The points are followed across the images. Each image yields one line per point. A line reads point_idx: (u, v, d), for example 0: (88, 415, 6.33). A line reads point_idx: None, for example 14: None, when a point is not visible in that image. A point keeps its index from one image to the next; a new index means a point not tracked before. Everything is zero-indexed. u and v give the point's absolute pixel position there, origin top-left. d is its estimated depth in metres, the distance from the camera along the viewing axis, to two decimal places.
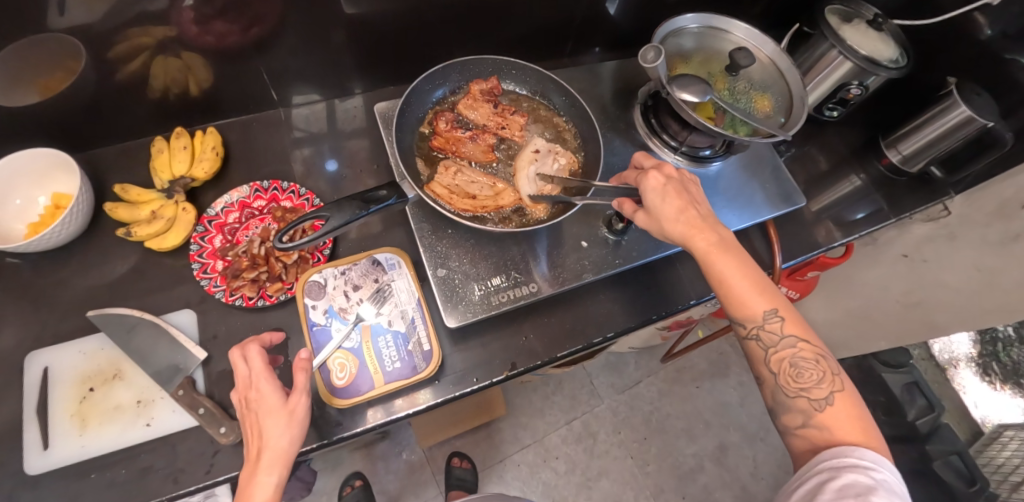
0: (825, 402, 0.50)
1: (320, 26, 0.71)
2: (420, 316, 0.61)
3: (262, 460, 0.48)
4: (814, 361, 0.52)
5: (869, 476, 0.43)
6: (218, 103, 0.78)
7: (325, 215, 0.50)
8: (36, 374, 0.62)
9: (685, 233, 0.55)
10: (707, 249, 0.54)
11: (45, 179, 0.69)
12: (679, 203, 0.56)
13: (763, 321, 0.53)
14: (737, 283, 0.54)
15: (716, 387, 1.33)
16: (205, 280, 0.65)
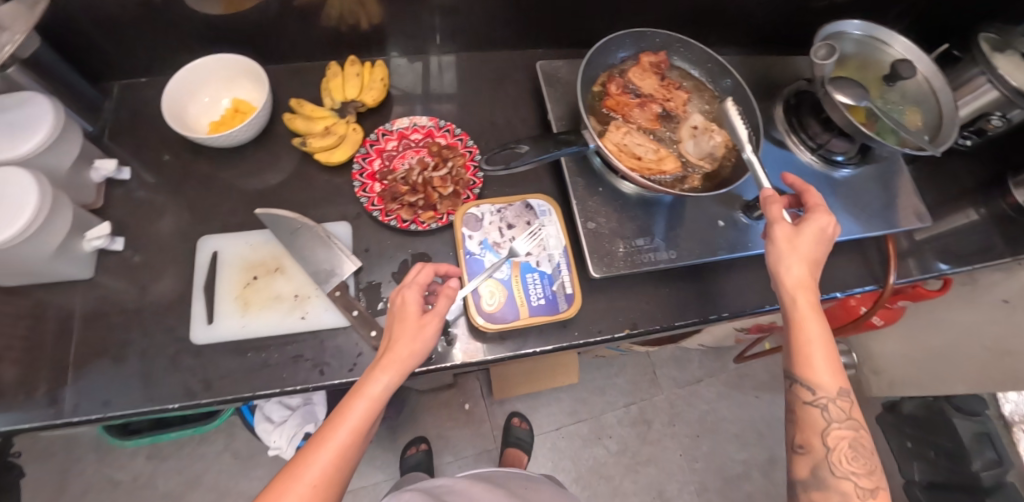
0: (868, 491, 0.50)
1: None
2: (564, 262, 0.66)
3: (385, 359, 0.51)
4: (865, 451, 0.51)
5: None
6: (381, 39, 0.82)
7: (524, 146, 0.62)
8: (207, 256, 0.69)
9: (804, 281, 0.54)
10: (811, 308, 0.53)
11: (230, 83, 0.75)
12: (808, 253, 0.55)
13: (835, 395, 0.51)
14: (820, 351, 0.52)
15: (776, 401, 1.33)
16: (364, 198, 0.70)
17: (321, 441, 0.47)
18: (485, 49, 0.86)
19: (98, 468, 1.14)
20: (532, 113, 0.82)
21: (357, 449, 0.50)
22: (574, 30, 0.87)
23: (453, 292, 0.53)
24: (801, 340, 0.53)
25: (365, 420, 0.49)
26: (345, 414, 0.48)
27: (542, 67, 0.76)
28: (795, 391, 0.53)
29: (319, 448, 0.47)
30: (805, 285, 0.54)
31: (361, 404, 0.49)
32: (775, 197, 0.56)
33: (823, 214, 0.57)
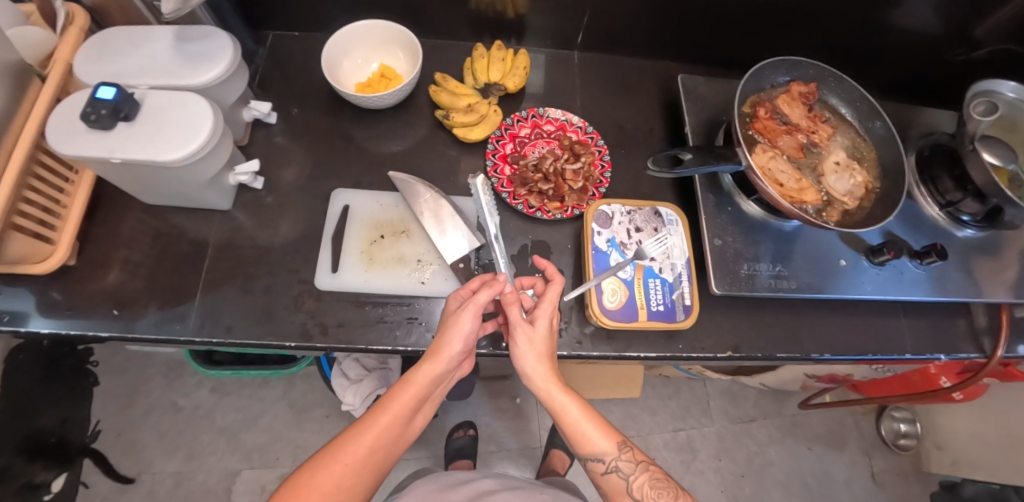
0: None
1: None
2: (685, 274, 0.67)
3: (433, 349, 0.55)
4: (665, 485, 0.57)
5: None
6: (520, 30, 0.84)
7: (687, 156, 0.63)
8: (338, 208, 0.72)
9: (547, 371, 0.56)
10: (564, 395, 0.56)
11: (381, 49, 0.78)
12: (545, 345, 0.57)
13: (617, 455, 0.56)
14: (588, 425, 0.56)
15: (828, 456, 1.29)
16: (495, 178, 0.71)
17: (367, 422, 0.52)
18: (617, 53, 0.87)
19: (167, 390, 1.24)
20: (660, 122, 0.82)
21: (395, 435, 0.54)
22: (713, 44, 0.86)
23: (497, 283, 0.56)
24: (570, 427, 0.57)
25: (406, 405, 0.53)
26: (389, 401, 0.53)
27: (683, 80, 0.77)
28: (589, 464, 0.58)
29: (361, 429, 0.52)
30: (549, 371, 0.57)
31: (404, 390, 0.54)
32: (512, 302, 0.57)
33: (549, 303, 0.58)
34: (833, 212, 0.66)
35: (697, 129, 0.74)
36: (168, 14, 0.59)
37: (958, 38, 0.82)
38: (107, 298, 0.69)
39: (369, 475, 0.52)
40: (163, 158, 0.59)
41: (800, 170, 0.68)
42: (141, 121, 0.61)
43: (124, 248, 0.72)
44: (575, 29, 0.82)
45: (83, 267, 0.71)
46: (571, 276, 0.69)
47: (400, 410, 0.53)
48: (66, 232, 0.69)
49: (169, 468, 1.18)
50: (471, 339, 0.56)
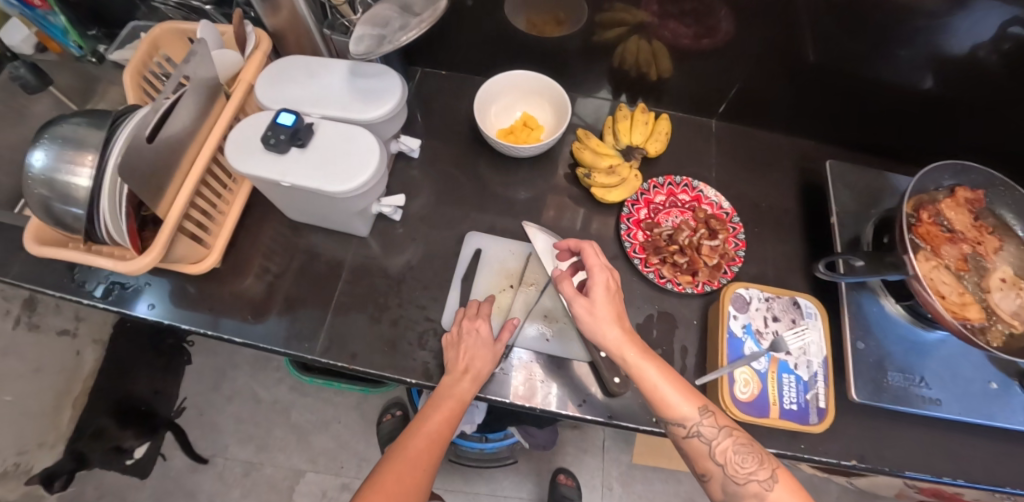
0: (769, 484, 0.52)
1: (817, 55, 0.72)
2: (821, 374, 0.63)
3: (472, 371, 0.61)
4: (751, 449, 0.54)
5: None
6: (661, 92, 0.85)
7: (858, 263, 0.62)
8: (470, 250, 0.74)
9: (619, 336, 0.57)
10: (639, 357, 0.55)
11: (525, 97, 0.80)
12: (608, 310, 0.58)
13: (700, 420, 0.54)
14: (668, 389, 0.55)
15: None
16: (628, 243, 0.73)
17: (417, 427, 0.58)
18: (756, 126, 0.86)
19: (250, 380, 1.31)
20: (797, 204, 0.79)
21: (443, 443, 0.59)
22: (860, 128, 0.83)
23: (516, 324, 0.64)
24: (654, 389, 0.55)
25: (452, 415, 0.59)
26: (433, 411, 0.59)
27: (831, 166, 0.75)
28: (671, 428, 0.56)
29: (411, 433, 0.58)
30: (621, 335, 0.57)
31: (445, 404, 0.59)
32: (565, 280, 0.59)
33: (598, 263, 0.60)
34: (997, 333, 0.61)
35: (843, 219, 0.71)
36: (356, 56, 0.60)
37: None
38: (243, 305, 0.72)
39: (424, 481, 0.55)
40: (329, 189, 0.60)
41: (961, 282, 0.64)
42: (310, 147, 0.63)
43: (263, 259, 0.76)
44: (718, 98, 0.83)
45: (225, 272, 0.75)
46: (694, 353, 0.68)
47: (447, 418, 0.59)
48: (220, 238, 0.73)
49: (240, 456, 1.24)
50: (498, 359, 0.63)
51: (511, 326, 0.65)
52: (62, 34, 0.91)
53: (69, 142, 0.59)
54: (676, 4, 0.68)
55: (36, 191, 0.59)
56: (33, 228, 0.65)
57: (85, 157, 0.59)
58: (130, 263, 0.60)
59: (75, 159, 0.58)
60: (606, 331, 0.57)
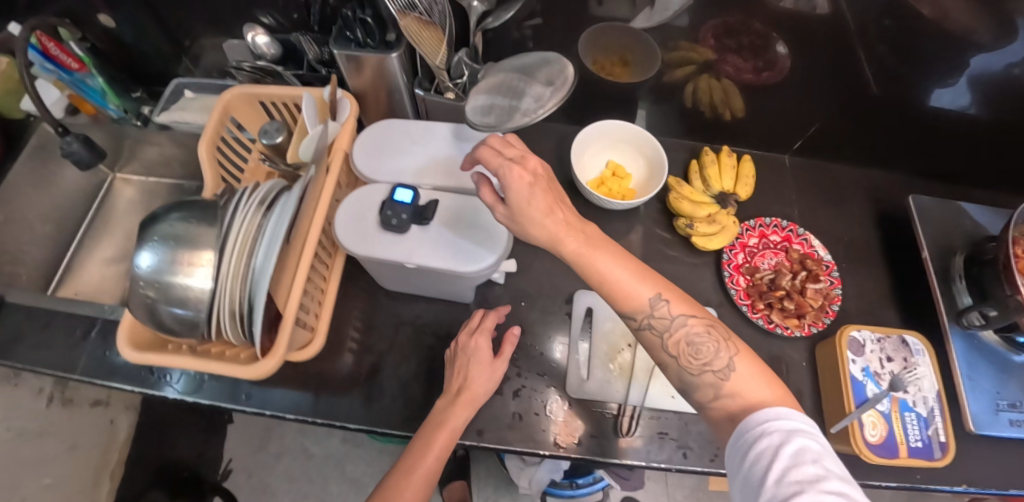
0: (728, 369, 0.51)
1: (898, 99, 0.74)
2: (937, 408, 0.66)
3: (462, 396, 0.61)
4: (710, 333, 0.53)
5: (818, 443, 0.44)
6: (737, 130, 0.86)
7: (994, 313, 0.64)
8: (580, 309, 0.74)
9: (556, 236, 0.52)
10: (581, 250, 0.52)
11: (612, 145, 0.80)
12: (542, 206, 0.52)
13: (653, 309, 0.53)
14: (619, 277, 0.53)
15: None
16: (733, 290, 0.74)
17: (409, 464, 0.58)
18: (829, 160, 0.87)
19: (298, 436, 1.28)
20: (880, 236, 0.81)
21: (434, 476, 0.59)
22: (935, 160, 0.84)
23: (518, 341, 0.66)
24: (602, 278, 0.53)
25: (445, 447, 0.59)
26: (427, 446, 0.58)
27: (915, 200, 0.77)
28: (626, 320, 0.55)
29: (405, 469, 0.58)
30: (564, 232, 0.52)
31: (439, 435, 0.59)
32: (485, 189, 0.53)
33: (521, 150, 0.54)
34: None
35: (934, 254, 0.74)
36: (482, 128, 0.57)
37: None
38: (348, 385, 0.69)
39: None
40: (464, 270, 0.57)
41: None
42: (433, 225, 0.59)
43: (360, 332, 0.73)
44: (795, 136, 0.84)
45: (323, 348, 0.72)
46: (808, 395, 0.70)
47: (440, 453, 0.58)
48: (323, 318, 0.66)
49: None
50: (494, 378, 0.64)
51: (510, 339, 0.66)
52: (100, 96, 0.84)
53: (181, 241, 0.52)
54: (733, 38, 0.71)
55: (144, 295, 0.53)
56: (125, 332, 0.57)
57: (201, 257, 0.51)
58: (256, 368, 0.54)
59: (189, 259, 0.51)
60: (544, 228, 0.52)
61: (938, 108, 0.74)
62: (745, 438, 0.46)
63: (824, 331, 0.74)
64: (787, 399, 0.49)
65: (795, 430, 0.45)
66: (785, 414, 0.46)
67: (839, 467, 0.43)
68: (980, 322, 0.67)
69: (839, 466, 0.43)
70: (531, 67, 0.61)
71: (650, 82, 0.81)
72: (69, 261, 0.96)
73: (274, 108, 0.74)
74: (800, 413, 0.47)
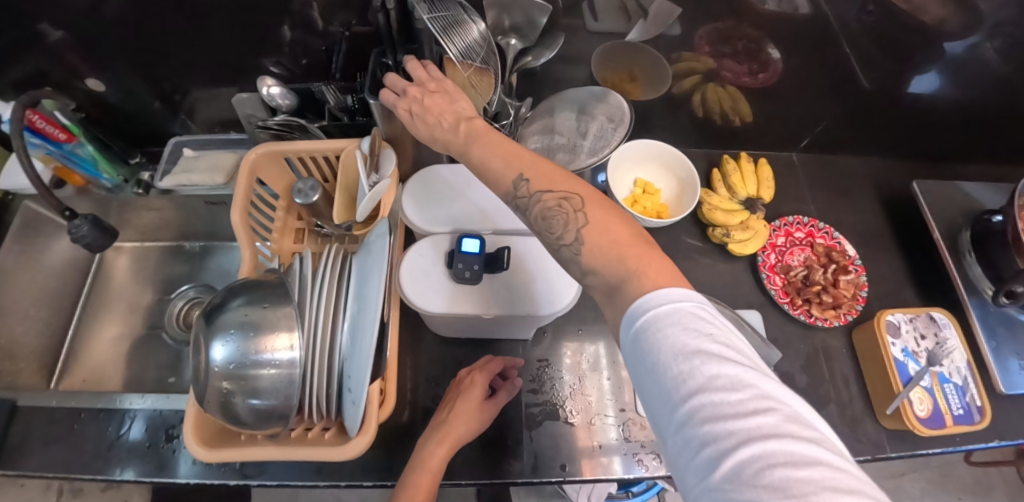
0: (577, 242, 0.44)
1: (896, 97, 0.80)
2: (969, 376, 0.73)
3: (439, 433, 0.61)
4: (561, 207, 0.45)
5: (691, 329, 0.36)
6: (745, 134, 0.90)
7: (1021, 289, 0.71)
8: None
9: (429, 137, 0.54)
10: (459, 148, 0.53)
11: (638, 163, 0.81)
12: (419, 114, 0.54)
13: (514, 191, 0.48)
14: (486, 161, 0.51)
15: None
16: (772, 290, 0.77)
17: None
18: (829, 153, 0.93)
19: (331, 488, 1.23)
20: (886, 221, 0.88)
21: None
22: (924, 143, 0.91)
23: (516, 386, 0.67)
24: (481, 170, 0.51)
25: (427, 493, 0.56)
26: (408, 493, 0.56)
27: (919, 186, 0.84)
28: None
29: None
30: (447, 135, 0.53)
31: (421, 479, 0.57)
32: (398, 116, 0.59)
33: (421, 79, 0.56)
34: None
35: (942, 234, 0.81)
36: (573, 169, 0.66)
37: None
38: None
39: None
40: (543, 313, 0.57)
41: None
42: (505, 272, 0.59)
43: (426, 383, 0.72)
44: (799, 134, 0.89)
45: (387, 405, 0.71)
46: (852, 380, 0.75)
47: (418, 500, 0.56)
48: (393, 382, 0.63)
49: None
50: (483, 419, 0.64)
51: (509, 385, 0.68)
52: (93, 166, 0.80)
53: (262, 325, 0.49)
54: (727, 43, 0.72)
55: (219, 388, 0.48)
56: (192, 429, 0.52)
57: (285, 339, 0.49)
58: (349, 448, 0.51)
59: (273, 344, 0.48)
60: (439, 141, 0.54)
61: (926, 98, 0.80)
62: (626, 342, 0.39)
63: (856, 317, 0.79)
64: (652, 266, 0.40)
65: (663, 323, 0.37)
66: (656, 303, 0.38)
67: (717, 345, 0.35)
68: (1009, 300, 0.73)
69: (723, 340, 0.36)
70: (585, 102, 0.71)
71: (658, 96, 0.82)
72: (70, 348, 0.87)
73: (300, 163, 0.71)
74: (671, 287, 0.38)
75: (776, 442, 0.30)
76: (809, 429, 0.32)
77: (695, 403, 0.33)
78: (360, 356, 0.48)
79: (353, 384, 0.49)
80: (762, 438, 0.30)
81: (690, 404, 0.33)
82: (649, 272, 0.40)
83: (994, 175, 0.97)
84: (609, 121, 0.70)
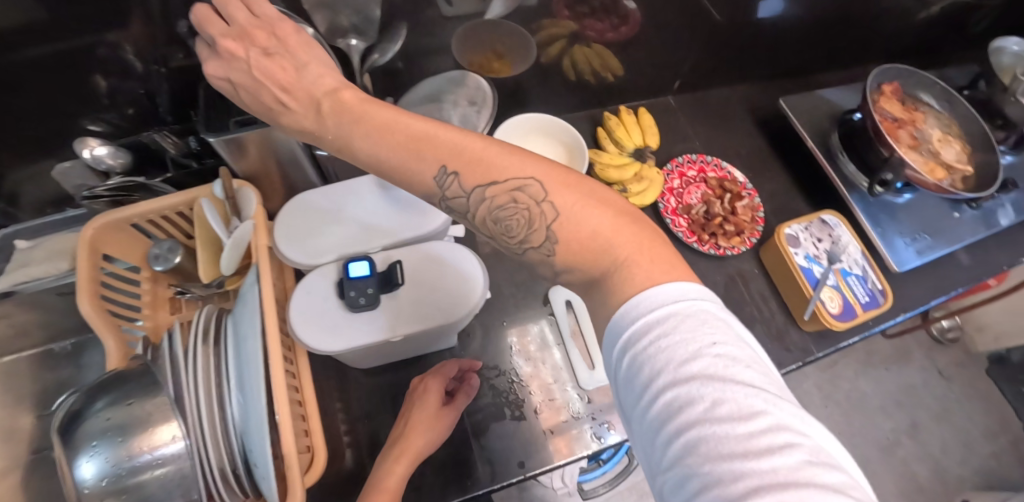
0: (547, 244, 0.40)
1: (746, 24, 0.83)
2: (866, 264, 0.79)
3: (397, 448, 0.57)
4: (515, 205, 0.40)
5: (682, 346, 0.32)
6: (622, 88, 0.91)
7: (890, 176, 0.78)
8: (559, 304, 0.75)
9: (283, 118, 0.43)
10: (337, 135, 0.42)
11: (523, 140, 0.80)
12: (257, 87, 0.42)
13: (442, 190, 0.41)
14: (381, 153, 0.41)
15: (909, 369, 1.37)
16: (680, 232, 0.79)
17: None
18: (703, 89, 0.96)
19: None
20: (765, 140, 0.93)
21: None
22: (780, 62, 0.96)
23: (474, 389, 0.63)
24: (366, 161, 0.43)
25: None
26: None
27: (786, 102, 0.89)
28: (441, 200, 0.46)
29: None
30: (307, 115, 0.43)
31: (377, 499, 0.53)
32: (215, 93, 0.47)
33: (242, 27, 0.42)
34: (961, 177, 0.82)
35: (815, 141, 0.86)
36: None
37: (969, 7, 0.97)
38: None
39: None
40: (452, 319, 0.54)
41: (924, 153, 0.83)
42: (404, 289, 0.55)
43: (363, 422, 0.67)
44: (670, 77, 0.91)
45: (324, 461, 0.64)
46: (770, 296, 0.79)
47: None
48: (315, 433, 0.58)
49: None
50: (442, 427, 0.60)
51: (468, 387, 0.64)
52: None
53: (133, 423, 0.42)
54: (585, 4, 0.69)
55: None
56: None
57: (163, 431, 0.42)
58: None
59: (148, 442, 0.42)
60: (289, 120, 0.44)
61: (773, 19, 0.84)
62: (613, 354, 0.36)
63: (759, 237, 0.83)
64: (643, 259, 0.36)
65: (656, 333, 0.33)
66: (651, 312, 0.34)
67: (726, 364, 0.31)
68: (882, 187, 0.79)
69: (730, 358, 0.32)
70: (440, 88, 0.72)
71: (529, 69, 0.80)
72: None
73: (151, 226, 0.63)
74: (663, 286, 0.35)
75: (790, 491, 0.26)
76: (832, 472, 0.28)
77: (693, 433, 0.29)
78: (256, 429, 0.43)
79: (257, 460, 0.43)
80: (774, 484, 0.26)
81: (680, 425, 0.30)
82: (642, 257, 0.36)
83: (845, 78, 1.06)
84: (471, 103, 0.72)
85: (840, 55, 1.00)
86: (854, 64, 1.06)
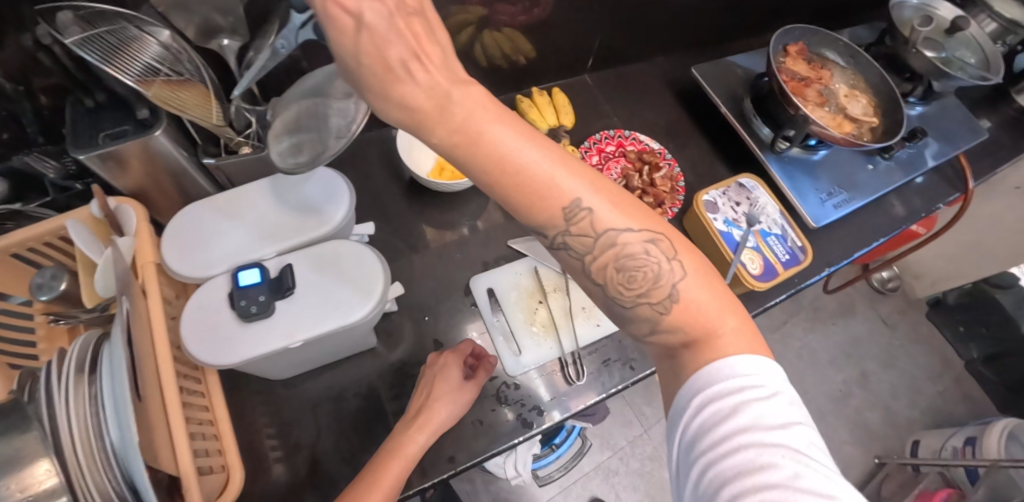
0: (668, 300, 0.43)
1: None
2: (784, 223, 0.80)
3: (419, 418, 0.57)
4: (642, 258, 0.43)
5: (765, 418, 0.37)
6: (537, 70, 0.90)
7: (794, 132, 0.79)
8: (482, 293, 0.74)
9: (397, 95, 0.36)
10: (473, 131, 0.39)
11: None
12: (380, 60, 0.34)
13: (568, 221, 0.42)
14: (531, 167, 0.40)
15: (852, 322, 1.42)
16: None
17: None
18: (620, 65, 0.96)
19: None
20: (684, 111, 0.94)
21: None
22: (693, 33, 0.97)
23: (493, 366, 0.64)
24: (484, 175, 0.41)
25: (401, 474, 0.54)
26: (374, 482, 0.52)
27: (698, 70, 0.90)
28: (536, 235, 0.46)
29: None
30: (435, 102, 0.37)
31: (393, 461, 0.54)
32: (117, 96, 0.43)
33: None
34: (867, 129, 0.84)
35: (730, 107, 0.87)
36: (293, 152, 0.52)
37: None
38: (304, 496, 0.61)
39: None
40: (353, 317, 0.52)
41: (831, 109, 0.85)
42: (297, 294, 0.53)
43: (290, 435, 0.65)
44: (585, 56, 0.91)
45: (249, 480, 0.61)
46: None
47: (391, 484, 0.53)
48: (230, 450, 0.56)
49: None
50: (462, 400, 0.60)
51: (489, 362, 0.65)
52: None
53: None
54: None
55: None
56: None
57: None
58: None
59: None
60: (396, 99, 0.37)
61: None
62: (686, 411, 0.41)
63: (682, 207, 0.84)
64: (740, 331, 0.42)
65: (735, 398, 0.38)
66: (734, 381, 0.39)
67: (808, 446, 0.37)
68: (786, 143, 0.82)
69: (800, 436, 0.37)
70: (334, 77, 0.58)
71: None
72: None
73: (35, 254, 0.59)
74: (738, 357, 0.40)
75: None
76: None
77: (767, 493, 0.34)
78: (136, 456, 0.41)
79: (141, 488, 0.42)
80: None
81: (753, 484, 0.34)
82: (741, 327, 0.42)
83: (759, 44, 1.08)
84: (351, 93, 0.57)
85: (751, 23, 1.02)
86: (767, 31, 1.07)
